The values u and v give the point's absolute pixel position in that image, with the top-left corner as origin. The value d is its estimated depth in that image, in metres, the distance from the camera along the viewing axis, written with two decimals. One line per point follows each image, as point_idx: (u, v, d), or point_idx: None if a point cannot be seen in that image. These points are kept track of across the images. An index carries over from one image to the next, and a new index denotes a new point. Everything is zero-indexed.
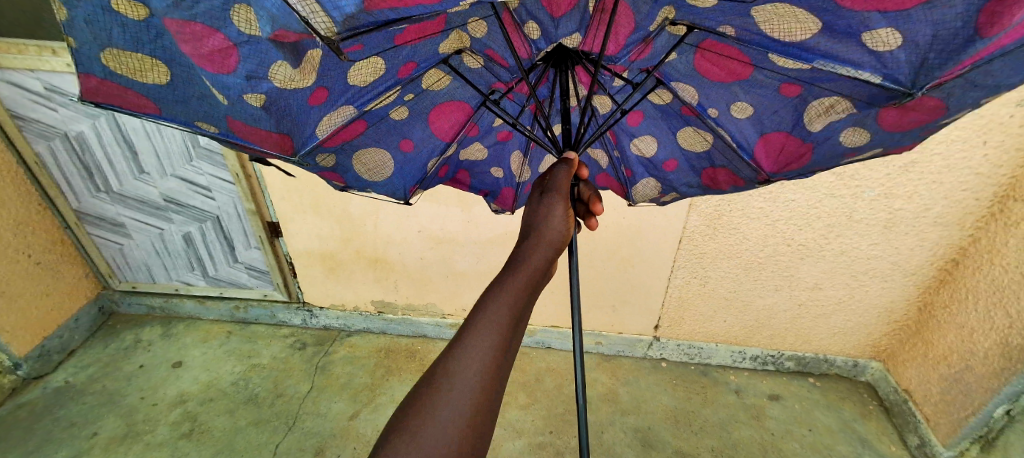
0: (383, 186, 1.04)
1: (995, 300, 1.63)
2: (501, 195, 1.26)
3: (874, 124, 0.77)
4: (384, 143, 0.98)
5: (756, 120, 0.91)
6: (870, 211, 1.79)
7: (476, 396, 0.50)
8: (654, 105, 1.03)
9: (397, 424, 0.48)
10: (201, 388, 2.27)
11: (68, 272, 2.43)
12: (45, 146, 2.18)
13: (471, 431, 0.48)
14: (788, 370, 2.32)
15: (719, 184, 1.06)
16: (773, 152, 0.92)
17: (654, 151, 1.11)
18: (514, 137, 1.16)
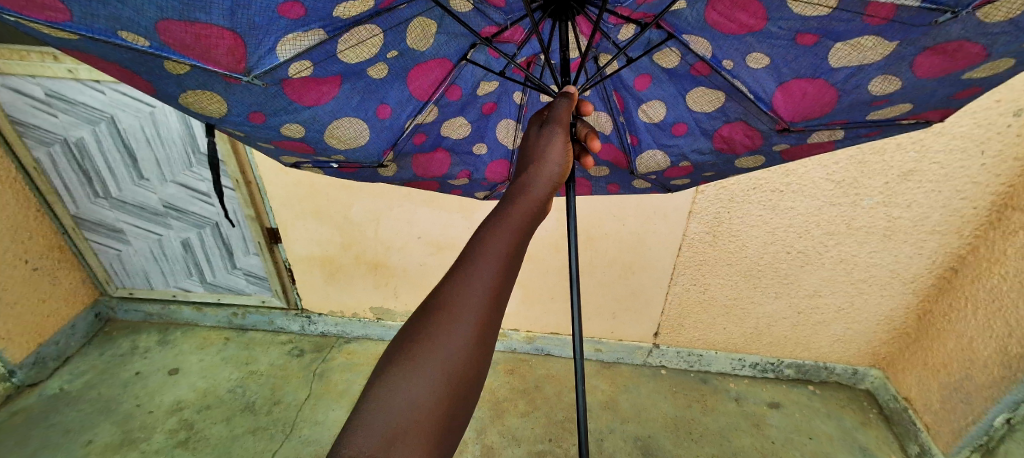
0: (349, 152, 0.91)
1: (994, 308, 1.64)
2: (490, 171, 1.11)
3: (907, 71, 0.66)
4: (356, 107, 0.83)
5: (774, 70, 0.77)
6: (869, 219, 1.79)
7: (481, 327, 0.46)
8: (663, 65, 0.88)
9: (396, 355, 0.44)
10: (198, 396, 2.25)
11: (65, 278, 2.42)
12: (44, 151, 2.17)
13: (476, 365, 0.45)
14: (788, 378, 2.32)
15: (735, 146, 0.93)
16: (793, 109, 0.80)
17: (662, 117, 0.97)
18: (501, 106, 1.01)
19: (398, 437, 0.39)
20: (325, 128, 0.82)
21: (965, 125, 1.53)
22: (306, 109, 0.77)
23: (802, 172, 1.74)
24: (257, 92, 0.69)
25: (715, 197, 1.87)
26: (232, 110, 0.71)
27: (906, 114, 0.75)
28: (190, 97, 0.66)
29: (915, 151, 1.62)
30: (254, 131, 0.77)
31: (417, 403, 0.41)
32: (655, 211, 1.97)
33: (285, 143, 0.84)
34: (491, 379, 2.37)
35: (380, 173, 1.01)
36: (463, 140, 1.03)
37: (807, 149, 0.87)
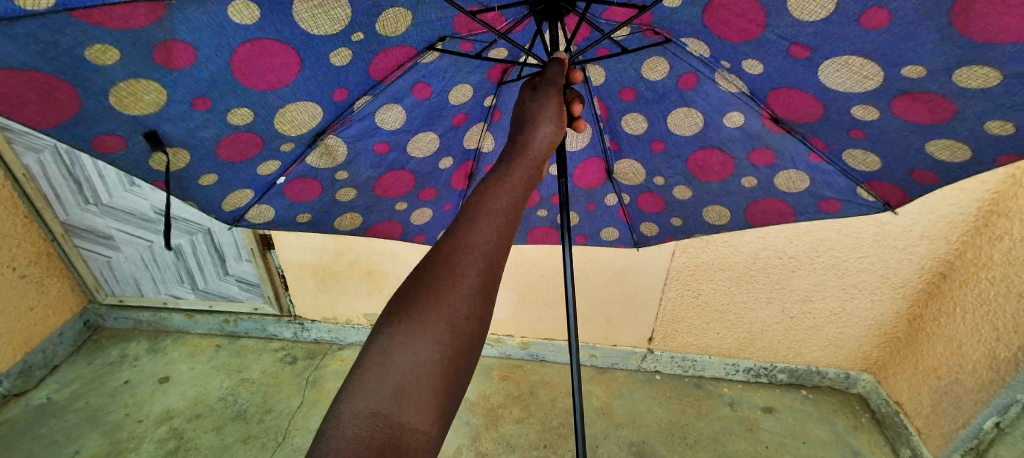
0: (293, 153, 0.84)
1: (983, 313, 1.66)
2: (453, 182, 1.05)
3: (887, 109, 0.67)
4: (309, 96, 0.75)
5: (768, 79, 0.76)
6: (859, 225, 1.82)
7: (483, 284, 0.44)
8: (650, 78, 0.89)
9: (396, 314, 0.42)
10: (188, 405, 2.22)
11: (53, 285, 2.39)
12: (33, 157, 2.15)
13: (479, 323, 0.43)
14: (781, 383, 2.33)
15: (708, 174, 0.96)
16: (780, 116, 0.81)
17: (641, 132, 0.98)
18: (471, 116, 0.96)
19: (399, 395, 0.38)
20: (276, 109, 0.73)
21: None
22: (257, 97, 0.69)
23: None
24: (203, 76, 0.61)
25: None
26: (173, 103, 0.62)
27: (866, 179, 0.81)
28: (121, 93, 0.56)
29: None
30: (199, 129, 0.68)
31: (418, 361, 0.39)
32: None
33: (229, 156, 0.75)
34: (486, 385, 2.36)
35: (336, 201, 0.94)
36: (427, 159, 0.96)
37: (773, 203, 0.92)
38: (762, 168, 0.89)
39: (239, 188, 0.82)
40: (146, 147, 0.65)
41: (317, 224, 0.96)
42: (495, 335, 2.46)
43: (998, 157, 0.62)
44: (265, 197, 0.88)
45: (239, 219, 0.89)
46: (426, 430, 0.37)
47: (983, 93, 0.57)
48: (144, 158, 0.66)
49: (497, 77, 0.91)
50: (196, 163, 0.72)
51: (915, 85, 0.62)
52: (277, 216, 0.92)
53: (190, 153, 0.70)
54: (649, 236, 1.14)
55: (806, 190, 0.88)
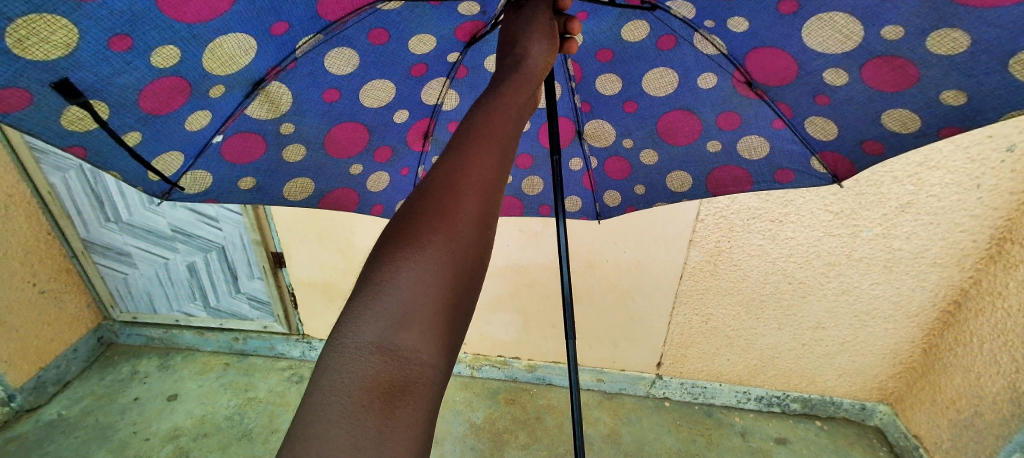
0: (227, 100, 0.71)
1: (999, 344, 1.62)
2: (411, 140, 0.95)
3: (857, 71, 0.69)
4: (247, 29, 0.63)
5: (754, 36, 0.76)
6: (870, 250, 1.80)
7: (481, 217, 0.41)
8: (627, 40, 0.89)
9: (390, 244, 0.40)
10: (194, 423, 2.23)
11: (70, 302, 2.44)
12: (58, 177, 2.23)
13: (478, 257, 0.41)
14: (795, 412, 2.27)
15: (676, 136, 0.96)
16: (753, 78, 0.82)
17: (616, 92, 0.97)
18: (433, 69, 0.86)
19: (400, 331, 0.36)
20: (208, 45, 0.61)
21: (959, 160, 1.56)
22: (185, 31, 0.57)
23: (801, 203, 1.77)
24: (116, 7, 0.50)
25: (714, 226, 1.90)
26: (85, 41, 0.50)
27: (820, 148, 0.82)
28: (19, 34, 0.45)
29: (911, 184, 1.65)
30: (118, 75, 0.56)
31: (418, 296, 0.37)
32: (654, 237, 1.99)
33: (152, 108, 0.62)
34: (491, 408, 2.34)
35: (283, 161, 0.83)
36: (383, 108, 0.87)
37: (732, 170, 0.93)
38: (728, 131, 0.90)
39: (165, 150, 0.69)
40: (60, 101, 0.53)
41: (264, 193, 0.84)
42: (502, 357, 2.44)
43: (940, 130, 0.64)
44: (197, 161, 0.75)
45: (170, 190, 0.75)
46: (431, 364, 0.37)
47: (948, 59, 0.59)
48: (54, 113, 0.53)
49: (466, 36, 0.82)
50: (117, 116, 0.59)
51: (891, 47, 0.64)
52: (214, 186, 0.79)
53: (106, 102, 0.57)
54: (610, 206, 1.12)
55: (764, 157, 0.89)
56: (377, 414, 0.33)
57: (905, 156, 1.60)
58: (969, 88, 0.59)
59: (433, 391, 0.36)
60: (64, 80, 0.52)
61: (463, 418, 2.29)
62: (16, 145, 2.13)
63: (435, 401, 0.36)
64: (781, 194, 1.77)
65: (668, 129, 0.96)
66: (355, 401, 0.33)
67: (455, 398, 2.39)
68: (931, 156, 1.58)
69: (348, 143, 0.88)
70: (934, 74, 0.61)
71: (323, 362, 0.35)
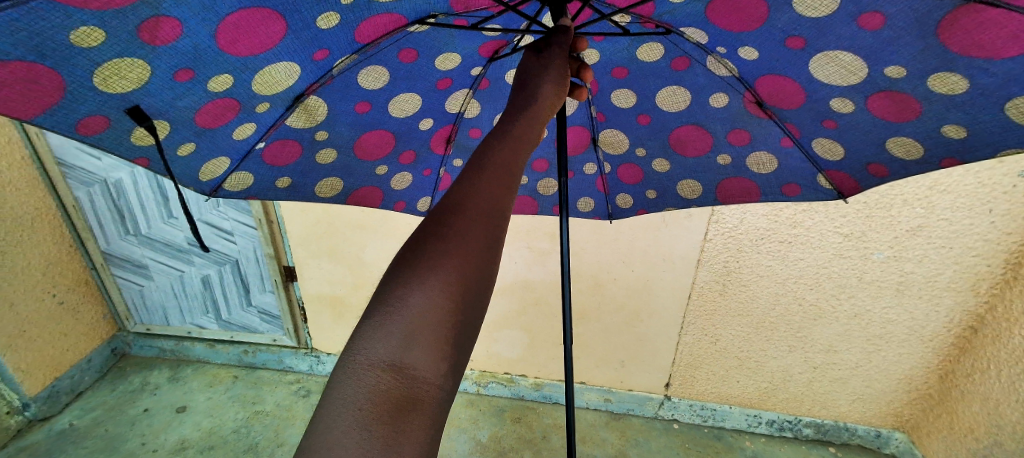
0: (270, 114, 0.74)
1: (1018, 370, 1.58)
2: (433, 145, 0.96)
3: (863, 101, 0.70)
4: (293, 58, 0.66)
5: (762, 63, 0.77)
6: (881, 273, 1.79)
7: (488, 241, 0.43)
8: (642, 60, 0.88)
9: (403, 265, 0.42)
10: (202, 436, 2.24)
11: (87, 313, 2.49)
12: (83, 191, 2.30)
13: (485, 280, 0.43)
14: (807, 438, 2.22)
15: (686, 149, 0.96)
16: (764, 99, 0.83)
17: (630, 106, 0.96)
18: (457, 82, 0.89)
19: (409, 350, 0.38)
20: (256, 72, 0.65)
21: (970, 183, 1.55)
22: (240, 62, 0.61)
23: (810, 223, 1.76)
24: (183, 48, 0.53)
25: (723, 246, 1.90)
26: (157, 75, 0.54)
27: (828, 167, 0.83)
28: (105, 73, 0.49)
29: (921, 207, 1.64)
30: (179, 99, 0.59)
31: (426, 316, 0.39)
32: (662, 257, 1.99)
33: (206, 123, 0.66)
34: (498, 427, 2.32)
35: (316, 164, 0.85)
36: (409, 118, 0.89)
37: (742, 182, 0.93)
38: (738, 146, 0.90)
39: (214, 155, 0.73)
40: (130, 124, 0.56)
41: (297, 192, 0.86)
42: (508, 374, 2.43)
43: (944, 159, 0.66)
44: (242, 163, 0.78)
45: (217, 189, 0.78)
46: (437, 383, 0.38)
47: (948, 99, 0.61)
48: (125, 134, 0.57)
49: (488, 51, 0.85)
50: (174, 133, 0.63)
51: (894, 85, 0.65)
52: (254, 185, 0.82)
53: (168, 122, 0.60)
54: (621, 209, 1.10)
55: (773, 171, 0.89)
56: (385, 429, 0.34)
57: (915, 179, 1.60)
58: (967, 124, 0.61)
59: (439, 407, 0.37)
60: (135, 108, 0.55)
61: (468, 436, 2.28)
62: (44, 160, 2.20)
63: (441, 421, 0.37)
64: (790, 215, 1.77)
65: (677, 144, 0.96)
66: (365, 417, 0.35)
67: (461, 415, 2.38)
68: (941, 180, 1.58)
69: (373, 149, 0.89)
70: (937, 109, 0.62)
71: (336, 379, 0.37)
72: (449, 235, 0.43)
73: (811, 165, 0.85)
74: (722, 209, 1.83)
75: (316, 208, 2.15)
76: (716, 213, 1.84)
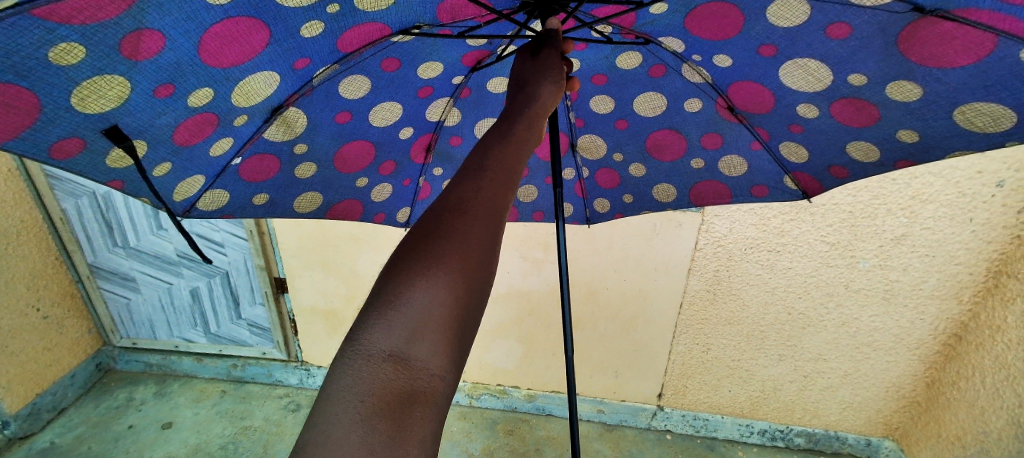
0: (247, 127, 0.75)
1: (1002, 377, 1.62)
2: (412, 154, 0.99)
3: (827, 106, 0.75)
4: (274, 67, 0.67)
5: (736, 71, 0.79)
6: (867, 282, 1.82)
7: (490, 239, 0.45)
8: (621, 68, 0.89)
9: (406, 259, 0.42)
10: (189, 452, 2.20)
11: (71, 327, 2.44)
12: (71, 203, 2.27)
13: (486, 277, 0.44)
14: (799, 448, 2.23)
15: (663, 153, 0.97)
16: (734, 105, 0.85)
17: (608, 112, 0.97)
18: (438, 92, 0.92)
19: (413, 342, 0.38)
20: (237, 83, 0.65)
21: (950, 194, 1.60)
22: (220, 75, 0.61)
23: (798, 233, 1.80)
24: (165, 63, 0.53)
25: (713, 256, 1.92)
26: (136, 93, 0.54)
27: (794, 168, 0.87)
28: (83, 93, 0.49)
29: (905, 217, 1.68)
30: (160, 116, 0.60)
31: (430, 311, 0.40)
32: (654, 266, 2.01)
33: (183, 140, 0.66)
34: (491, 440, 2.31)
35: (294, 178, 0.86)
36: (389, 127, 0.91)
37: (714, 184, 0.95)
38: (711, 150, 0.93)
39: (191, 173, 0.73)
40: (107, 145, 0.56)
41: (276, 207, 0.87)
42: (501, 386, 2.42)
43: (896, 161, 0.72)
44: (216, 181, 0.78)
45: (189, 208, 0.78)
46: (440, 376, 0.38)
47: (906, 105, 0.65)
48: (102, 156, 0.57)
49: (471, 61, 0.88)
50: (152, 152, 0.63)
51: (856, 91, 0.70)
52: (230, 203, 0.82)
53: (146, 141, 0.61)
54: (600, 214, 1.11)
55: (743, 174, 0.92)
56: (389, 420, 0.35)
57: (899, 189, 1.64)
58: (920, 130, 0.66)
59: (441, 399, 0.38)
60: (115, 129, 0.55)
61: (461, 449, 2.26)
62: (32, 172, 2.18)
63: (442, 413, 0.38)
64: (777, 224, 1.80)
65: (654, 150, 0.98)
66: (370, 408, 0.35)
67: (454, 428, 2.36)
68: (923, 190, 1.62)
69: (350, 161, 0.91)
70: (895, 116, 0.68)
71: (338, 370, 0.37)
72: (452, 231, 0.44)
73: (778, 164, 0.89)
74: (711, 219, 1.85)
75: (309, 219, 2.15)
76: (706, 222, 1.87)
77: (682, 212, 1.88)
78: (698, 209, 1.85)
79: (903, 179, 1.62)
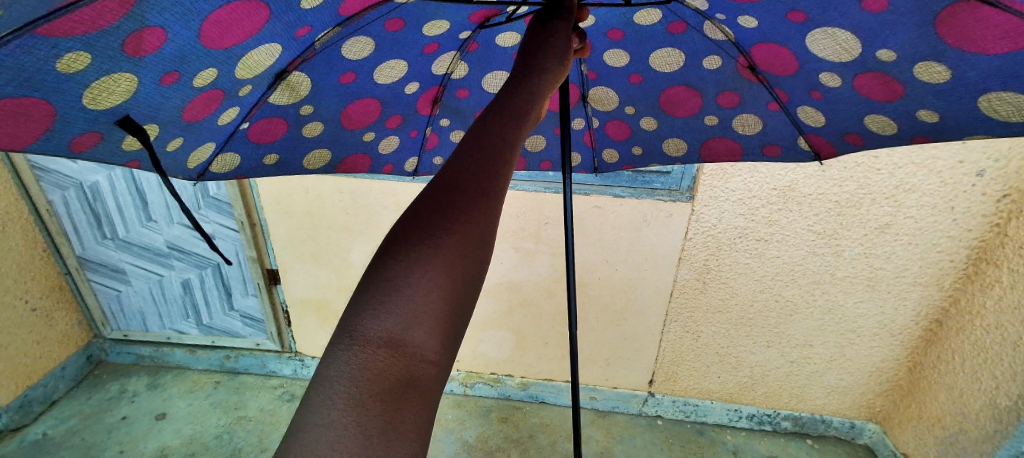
0: (252, 95, 0.74)
1: (980, 361, 1.67)
2: (419, 107, 0.98)
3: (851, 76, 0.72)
4: (275, 39, 0.66)
5: (762, 32, 0.77)
6: (852, 269, 1.86)
7: (484, 228, 0.45)
8: (640, 24, 0.87)
9: (404, 243, 0.43)
10: (183, 443, 2.21)
11: (61, 320, 2.42)
12: (58, 194, 2.24)
13: (478, 265, 0.45)
14: (786, 431, 2.28)
15: (676, 109, 0.96)
16: (757, 64, 0.83)
17: (622, 65, 0.95)
18: (444, 47, 0.90)
19: (409, 329, 0.39)
20: (239, 61, 0.64)
21: (933, 183, 1.63)
22: (223, 56, 0.60)
23: (785, 222, 1.83)
24: (169, 54, 0.53)
25: (703, 245, 1.95)
26: (143, 84, 0.54)
27: (808, 130, 0.85)
28: (94, 93, 0.50)
29: (889, 205, 1.71)
30: (167, 101, 0.60)
31: (424, 301, 0.41)
32: (645, 256, 2.04)
33: (192, 117, 0.66)
34: (484, 427, 2.34)
35: (303, 137, 0.86)
36: (395, 84, 0.91)
37: (727, 143, 0.94)
38: (727, 108, 0.91)
39: (201, 143, 0.73)
40: (121, 133, 0.57)
41: (286, 167, 0.88)
42: (495, 374, 2.44)
43: (914, 136, 0.71)
44: (227, 145, 0.78)
45: (204, 173, 0.79)
46: (435, 362, 0.40)
47: (930, 87, 0.64)
48: (116, 144, 0.58)
49: (478, 19, 0.86)
50: (164, 132, 0.64)
51: (882, 68, 0.67)
52: (242, 165, 0.83)
53: (158, 124, 0.61)
54: (609, 164, 1.10)
55: (756, 133, 0.91)
56: (385, 406, 0.36)
57: (883, 179, 1.67)
58: (941, 110, 0.65)
59: (439, 381, 0.40)
60: (128, 118, 0.56)
61: (455, 437, 2.29)
62: (18, 164, 2.15)
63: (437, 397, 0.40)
64: (766, 214, 1.82)
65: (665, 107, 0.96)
66: (365, 395, 0.36)
67: (448, 416, 2.39)
68: (907, 180, 1.65)
69: (358, 118, 0.91)
70: (917, 93, 0.66)
71: (333, 356, 0.38)
72: (447, 216, 0.44)
73: (794, 127, 0.86)
74: (701, 209, 1.88)
75: (300, 211, 2.14)
76: (696, 212, 1.89)
77: (672, 202, 1.90)
78: (688, 199, 1.88)
79: (887, 169, 1.65)
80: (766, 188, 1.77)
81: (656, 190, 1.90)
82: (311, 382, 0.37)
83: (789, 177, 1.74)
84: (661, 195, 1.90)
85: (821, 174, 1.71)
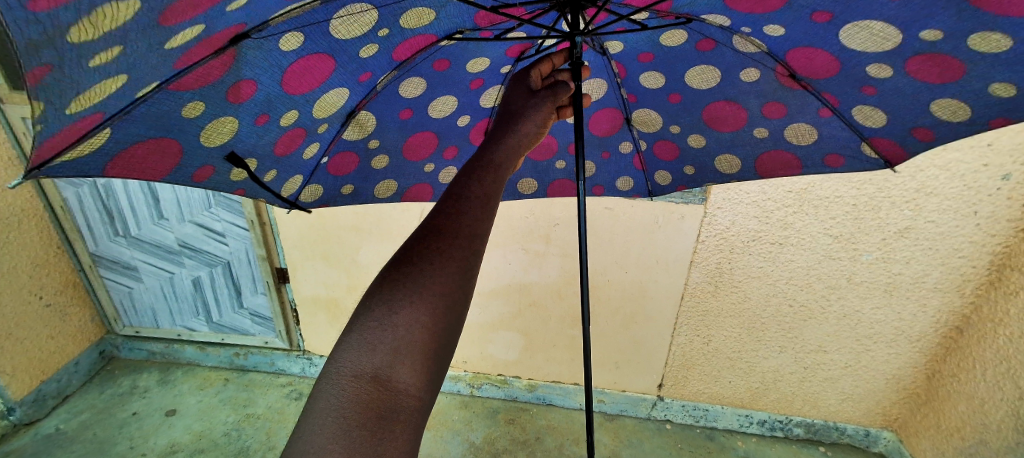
0: (328, 133, 0.81)
1: (1002, 370, 1.61)
2: (472, 137, 0.98)
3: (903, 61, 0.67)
4: (343, 82, 0.74)
5: (790, 36, 0.74)
6: (871, 275, 1.81)
7: (463, 274, 0.51)
8: (667, 45, 0.87)
9: (392, 283, 0.49)
10: (193, 439, 2.22)
11: (74, 316, 2.45)
12: (71, 191, 2.27)
13: (463, 301, 0.50)
14: (797, 438, 2.24)
15: (720, 125, 0.94)
16: (797, 72, 0.80)
17: (660, 86, 0.94)
18: (489, 83, 0.92)
19: (394, 365, 0.45)
20: (316, 104, 0.73)
21: (955, 187, 1.58)
22: (302, 98, 0.71)
23: (800, 226, 1.79)
24: (260, 100, 0.65)
25: (716, 247, 1.91)
26: (242, 123, 0.65)
27: (870, 134, 0.80)
28: (208, 131, 0.62)
29: (909, 210, 1.67)
30: (261, 140, 0.70)
31: (408, 336, 0.46)
32: (655, 259, 2.01)
33: (281, 152, 0.75)
34: (491, 428, 2.33)
35: (372, 170, 0.92)
36: (448, 117, 0.92)
37: (781, 154, 0.90)
38: (775, 119, 0.88)
39: (290, 176, 0.80)
40: (228, 167, 0.68)
41: (359, 197, 0.94)
42: (502, 376, 2.43)
43: (993, 120, 0.63)
44: (312, 177, 0.85)
45: (295, 203, 0.86)
46: (415, 395, 0.45)
47: (992, 58, 0.59)
48: (226, 175, 0.69)
49: (515, 53, 0.87)
50: (260, 165, 0.73)
51: (933, 48, 0.62)
52: (324, 195, 0.90)
53: (256, 159, 0.71)
54: (662, 186, 1.08)
55: (813, 143, 0.87)
56: (370, 435, 0.42)
57: (903, 182, 1.63)
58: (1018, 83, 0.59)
59: (421, 408, 0.46)
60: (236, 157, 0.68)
61: (462, 438, 2.28)
62: None
63: (420, 424, 0.46)
64: (780, 217, 1.79)
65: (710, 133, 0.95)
66: (353, 427, 0.42)
67: (454, 417, 2.38)
68: (928, 183, 1.61)
69: (423, 150, 0.94)
70: (981, 70, 0.61)
71: (323, 391, 0.44)
72: (429, 256, 0.50)
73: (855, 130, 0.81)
74: (714, 211, 1.85)
75: (311, 211, 2.14)
76: (708, 216, 1.86)
77: (684, 204, 1.86)
78: (701, 201, 1.84)
79: (908, 172, 1.61)
80: (781, 191, 1.74)
81: (668, 191, 1.87)
82: (307, 413, 0.44)
83: (805, 180, 1.70)
84: (673, 196, 1.86)
85: (838, 177, 1.67)
